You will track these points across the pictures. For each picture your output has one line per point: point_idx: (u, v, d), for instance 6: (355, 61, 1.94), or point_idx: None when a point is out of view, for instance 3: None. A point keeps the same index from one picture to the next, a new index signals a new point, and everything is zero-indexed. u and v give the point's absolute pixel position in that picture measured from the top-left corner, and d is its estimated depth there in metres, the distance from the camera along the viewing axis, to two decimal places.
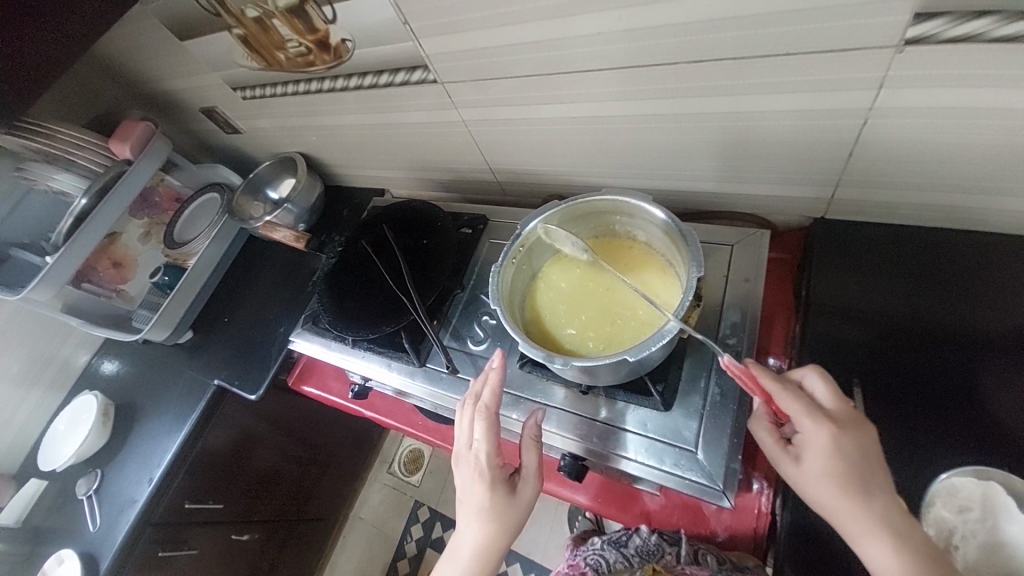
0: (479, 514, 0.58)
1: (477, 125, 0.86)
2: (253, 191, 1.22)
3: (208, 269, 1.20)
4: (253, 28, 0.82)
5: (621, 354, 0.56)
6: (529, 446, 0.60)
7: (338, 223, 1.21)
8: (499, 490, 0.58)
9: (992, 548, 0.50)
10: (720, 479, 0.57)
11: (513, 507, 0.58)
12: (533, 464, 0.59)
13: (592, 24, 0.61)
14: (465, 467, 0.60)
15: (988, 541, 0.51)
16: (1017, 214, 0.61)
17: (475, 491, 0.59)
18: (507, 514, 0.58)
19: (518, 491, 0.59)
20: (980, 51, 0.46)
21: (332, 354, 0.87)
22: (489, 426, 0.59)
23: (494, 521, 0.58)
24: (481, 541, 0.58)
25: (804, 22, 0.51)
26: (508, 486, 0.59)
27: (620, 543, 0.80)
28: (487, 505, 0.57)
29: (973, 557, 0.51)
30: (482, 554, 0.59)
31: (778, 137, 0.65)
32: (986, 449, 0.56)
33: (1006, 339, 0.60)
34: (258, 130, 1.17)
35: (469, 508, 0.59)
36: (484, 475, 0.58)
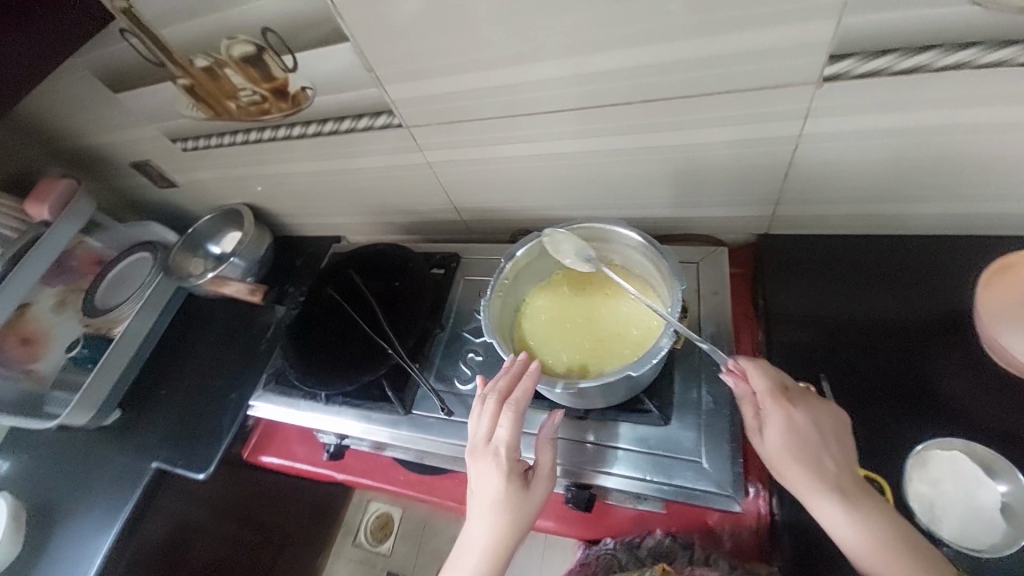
0: (492, 509, 0.54)
1: (442, 167, 0.88)
2: (193, 247, 1.13)
3: (139, 336, 1.06)
4: (201, 77, 0.79)
5: (624, 371, 0.57)
6: (547, 445, 0.58)
7: (290, 273, 1.14)
8: (517, 485, 0.55)
9: (973, 516, 0.54)
10: (728, 484, 0.58)
11: (528, 504, 0.55)
12: (550, 462, 0.58)
13: (554, 69, 0.66)
14: (482, 458, 0.56)
15: (968, 509, 0.55)
16: (925, 218, 0.71)
17: (489, 482, 0.55)
18: (521, 512, 0.55)
19: (533, 488, 0.56)
20: (886, 82, 0.55)
21: (301, 414, 0.81)
22: (516, 419, 0.56)
23: (507, 518, 0.54)
24: (491, 538, 0.54)
25: (739, 65, 0.59)
26: (523, 482, 0.56)
27: (633, 544, 0.74)
28: (503, 498, 0.54)
29: (958, 526, 0.54)
30: (492, 555, 0.54)
31: (724, 164, 0.73)
32: (949, 422, 0.62)
33: (937, 323, 0.69)
34: (198, 183, 1.10)
35: (481, 502, 0.55)
36: (504, 467, 0.55)
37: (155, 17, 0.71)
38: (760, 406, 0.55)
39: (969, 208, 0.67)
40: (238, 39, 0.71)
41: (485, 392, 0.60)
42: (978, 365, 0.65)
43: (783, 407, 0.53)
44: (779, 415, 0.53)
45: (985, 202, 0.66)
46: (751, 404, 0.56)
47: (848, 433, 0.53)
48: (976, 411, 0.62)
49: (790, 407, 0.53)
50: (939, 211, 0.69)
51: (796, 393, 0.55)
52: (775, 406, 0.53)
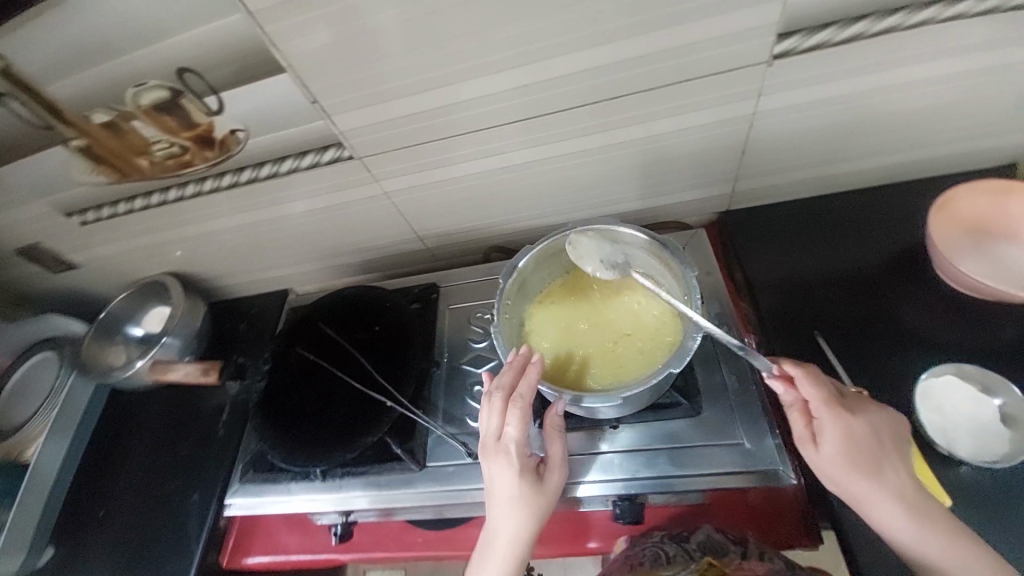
0: (510, 504, 0.55)
1: (402, 195, 0.82)
2: (109, 334, 0.97)
3: (61, 453, 0.90)
4: (102, 135, 0.69)
5: (665, 368, 0.56)
6: (553, 435, 0.59)
7: (233, 341, 0.99)
8: (531, 478, 0.56)
9: (981, 433, 0.59)
10: (778, 459, 0.58)
11: (544, 494, 0.56)
12: (560, 452, 0.58)
13: (517, 78, 0.64)
14: (494, 458, 0.56)
15: (975, 427, 0.59)
16: (860, 171, 0.79)
17: (505, 482, 0.55)
18: (538, 503, 0.56)
19: (545, 479, 0.57)
20: (832, 53, 0.61)
21: (297, 499, 0.70)
22: (524, 416, 0.55)
23: (524, 510, 0.55)
24: (513, 531, 0.55)
25: (692, 54, 0.62)
26: (536, 475, 0.57)
27: (680, 538, 0.68)
28: (519, 494, 0.55)
29: (972, 444, 0.58)
30: (516, 549, 0.55)
31: (686, 150, 0.75)
32: (935, 351, 0.68)
33: (896, 264, 0.75)
34: (104, 259, 0.94)
35: (498, 498, 0.56)
36: (516, 464, 0.55)
37: (43, 72, 0.64)
38: (816, 417, 0.53)
39: (893, 157, 0.77)
40: (147, 86, 0.63)
41: (490, 389, 0.57)
42: (942, 296, 0.72)
43: (842, 419, 0.52)
44: (839, 427, 0.51)
45: (900, 152, 0.76)
46: (803, 413, 0.54)
47: (900, 437, 0.53)
48: (949, 338, 0.69)
49: (849, 418, 0.52)
50: (870, 164, 0.78)
51: (849, 400, 0.54)
52: (834, 419, 0.52)
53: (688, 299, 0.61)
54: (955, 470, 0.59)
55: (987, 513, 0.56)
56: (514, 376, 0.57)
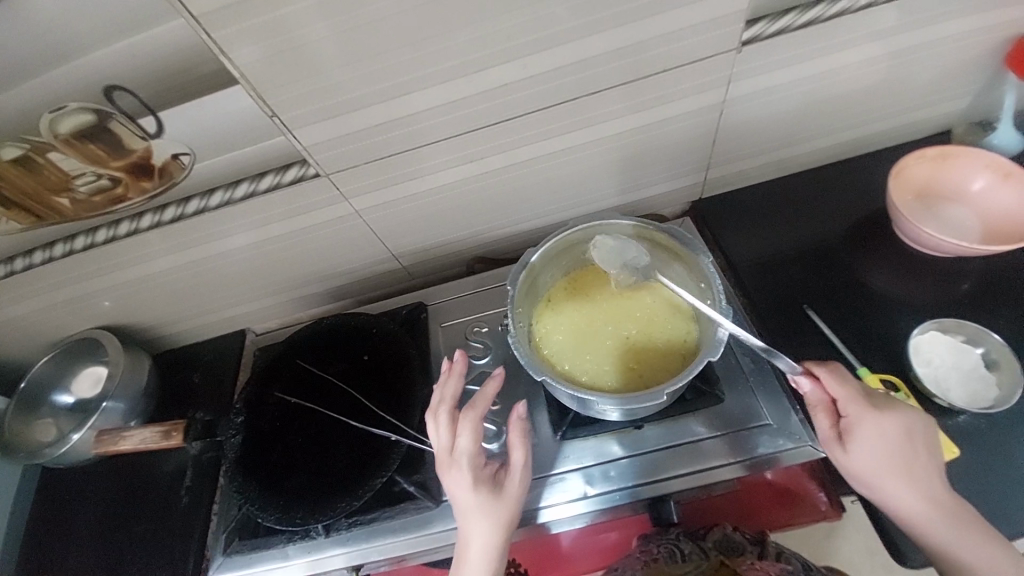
0: (472, 518, 0.54)
1: (374, 213, 0.75)
2: (34, 405, 0.83)
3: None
4: (11, 172, 0.58)
5: (702, 359, 0.54)
6: (517, 443, 0.57)
7: (188, 395, 0.87)
8: (488, 489, 0.55)
9: (967, 382, 0.64)
10: (804, 434, 0.59)
11: (503, 503, 0.55)
12: (521, 460, 0.56)
13: (498, 77, 0.61)
14: (449, 475, 0.55)
15: (961, 377, 0.64)
16: (817, 150, 0.83)
17: (459, 492, 0.55)
18: (497, 513, 0.55)
19: (503, 488, 0.56)
20: (792, 38, 0.64)
21: (296, 562, 0.62)
22: (468, 428, 0.55)
23: (487, 523, 0.54)
24: (481, 544, 0.54)
25: (669, 44, 0.62)
26: (493, 485, 0.56)
27: (695, 534, 0.69)
28: (473, 503, 0.54)
29: (962, 393, 0.64)
30: (486, 562, 0.54)
31: (662, 141, 0.75)
32: (915, 310, 0.72)
33: (864, 233, 0.80)
34: (17, 320, 0.80)
35: (459, 513, 0.55)
36: (472, 476, 0.55)
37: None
38: (844, 416, 0.54)
39: (846, 134, 0.81)
40: (68, 110, 0.54)
41: (436, 403, 0.58)
42: (908, 257, 0.77)
43: (872, 418, 0.53)
44: (869, 427, 0.52)
45: (852, 129, 0.80)
46: (828, 412, 0.55)
47: (932, 437, 0.53)
48: (921, 296, 0.73)
49: (877, 417, 0.53)
50: (826, 143, 0.82)
51: (880, 400, 0.54)
52: (864, 419, 0.53)
53: (705, 287, 0.62)
54: (955, 419, 0.63)
55: (974, 451, 0.61)
56: (451, 388, 0.58)
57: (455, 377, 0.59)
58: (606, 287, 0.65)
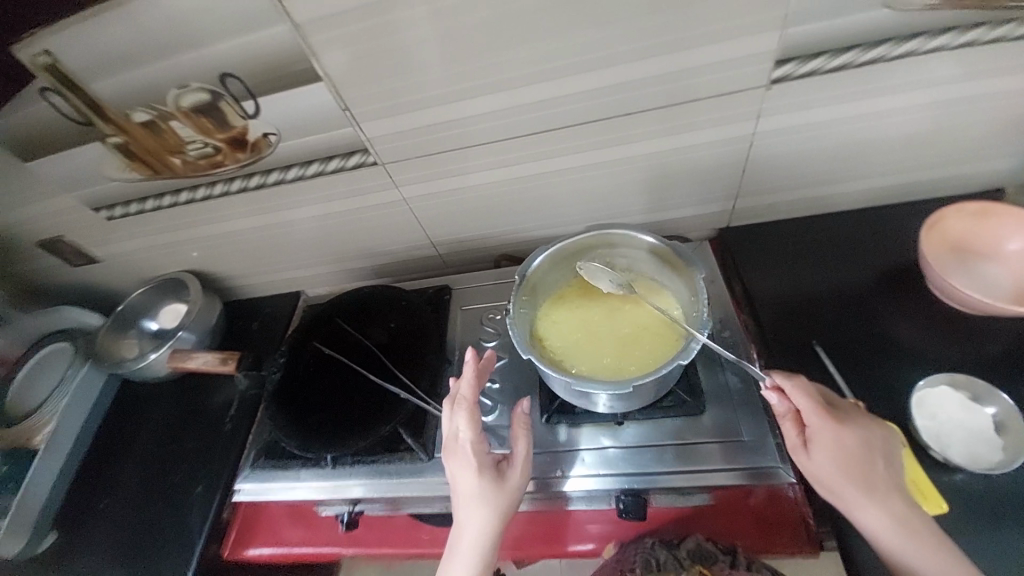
0: (472, 504, 0.58)
1: (419, 201, 0.85)
2: (123, 327, 1.00)
3: (69, 438, 0.91)
4: (140, 132, 0.72)
5: (674, 361, 0.58)
6: (521, 433, 0.62)
7: (245, 338, 1.01)
8: (491, 478, 0.59)
9: (971, 442, 0.63)
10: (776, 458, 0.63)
11: (502, 490, 0.59)
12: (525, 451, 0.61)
13: (537, 92, 0.69)
14: (454, 458, 0.60)
15: (965, 437, 0.63)
16: (852, 192, 0.84)
17: (463, 477, 0.59)
18: (497, 499, 0.58)
19: (506, 476, 0.60)
20: (823, 79, 0.66)
21: (303, 486, 0.72)
22: (472, 415, 0.61)
23: (485, 509, 0.58)
24: (477, 530, 0.57)
25: (702, 75, 0.66)
26: (495, 472, 0.60)
27: (670, 543, 0.72)
28: (476, 487, 0.58)
29: (963, 452, 0.62)
30: (477, 545, 0.57)
31: (691, 166, 0.79)
32: (929, 361, 0.71)
33: (890, 280, 0.79)
34: (124, 255, 0.98)
35: (460, 501, 0.59)
36: (476, 462, 0.59)
37: (80, 72, 0.66)
38: (806, 425, 0.56)
39: (884, 180, 0.81)
40: (190, 88, 0.67)
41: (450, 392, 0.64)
42: (933, 309, 0.75)
43: (831, 426, 0.54)
44: (828, 435, 0.54)
45: (892, 175, 0.80)
46: (794, 422, 0.58)
47: (891, 449, 0.55)
48: (943, 350, 0.72)
49: (838, 427, 0.54)
50: (862, 186, 0.82)
51: (847, 413, 0.56)
52: (824, 427, 0.55)
53: (695, 301, 0.65)
54: (952, 477, 0.62)
55: (966, 509, 0.60)
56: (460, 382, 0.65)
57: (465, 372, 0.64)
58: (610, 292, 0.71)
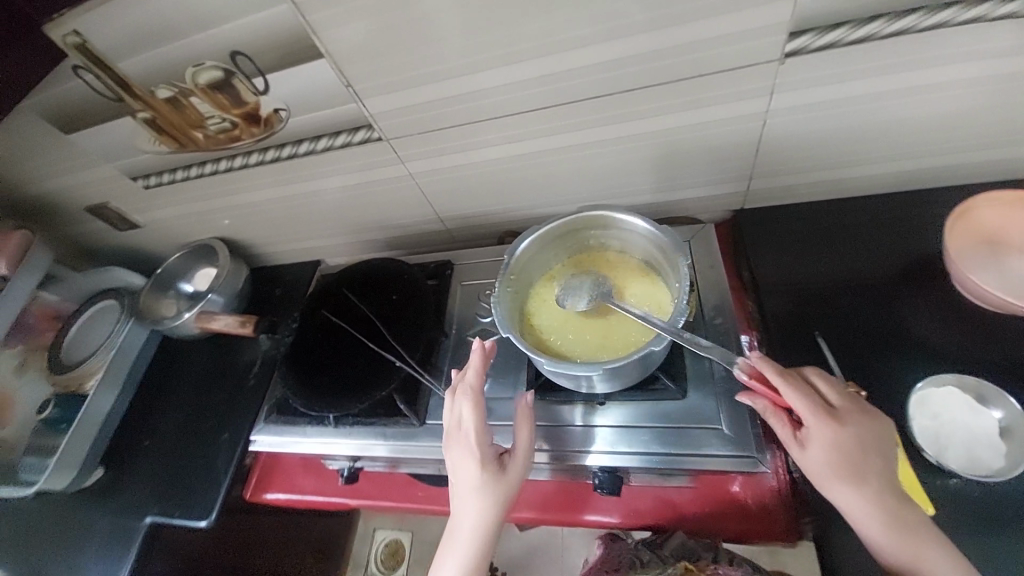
0: (472, 495, 0.59)
1: (425, 177, 0.87)
2: (164, 288, 1.09)
3: (115, 385, 1.01)
4: (165, 108, 0.77)
5: (646, 346, 0.59)
6: (523, 425, 0.62)
7: (268, 303, 1.09)
8: (492, 469, 0.60)
9: (973, 442, 0.60)
10: (753, 446, 0.63)
11: (503, 483, 0.60)
12: (526, 444, 0.61)
13: (534, 69, 0.67)
14: (457, 446, 0.62)
15: (967, 437, 0.61)
16: (878, 176, 0.78)
17: (466, 467, 0.61)
18: (497, 491, 0.59)
19: (507, 468, 0.61)
20: (844, 53, 0.61)
21: (309, 441, 0.79)
22: (476, 406, 0.63)
23: (485, 500, 0.59)
24: (476, 519, 0.59)
25: (709, 49, 0.62)
26: (497, 464, 0.61)
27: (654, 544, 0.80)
28: (477, 478, 0.59)
29: (960, 454, 0.60)
30: (475, 534, 0.59)
31: (699, 145, 0.76)
32: (940, 358, 0.67)
33: (909, 272, 0.75)
34: (161, 222, 1.06)
35: (461, 490, 0.60)
36: (478, 452, 0.60)
37: (105, 50, 0.70)
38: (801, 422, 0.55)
39: (916, 163, 0.75)
40: (205, 67, 0.70)
41: (457, 381, 0.66)
42: (953, 305, 0.71)
43: (826, 426, 0.53)
44: (823, 434, 0.53)
45: (927, 158, 0.74)
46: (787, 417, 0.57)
47: (886, 445, 0.54)
48: (959, 349, 0.67)
49: (834, 427, 0.53)
50: (890, 169, 0.77)
51: (841, 408, 0.55)
52: (819, 426, 0.53)
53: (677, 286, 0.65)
54: (945, 480, 0.60)
55: (956, 514, 0.58)
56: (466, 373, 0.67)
57: (471, 363, 0.66)
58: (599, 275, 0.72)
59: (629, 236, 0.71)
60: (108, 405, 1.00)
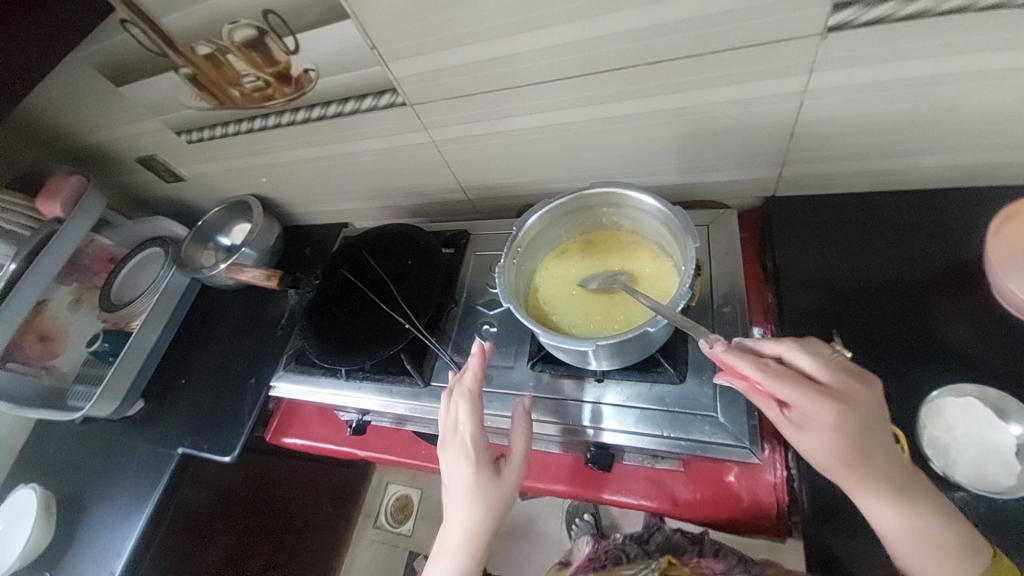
0: (467, 499, 0.61)
1: (448, 145, 0.87)
2: (205, 239, 1.16)
3: (157, 326, 1.10)
4: (204, 65, 0.80)
5: (642, 327, 0.59)
6: (520, 433, 0.64)
7: (296, 260, 1.14)
8: (488, 475, 0.61)
9: (987, 455, 0.58)
10: (746, 437, 0.63)
11: (498, 488, 0.61)
12: (522, 451, 0.63)
13: (556, 36, 0.65)
14: (453, 451, 0.62)
15: (981, 451, 0.59)
16: (926, 169, 0.72)
17: (461, 471, 0.61)
18: (491, 496, 0.61)
19: (502, 473, 0.62)
20: (895, 29, 0.56)
21: (322, 392, 0.84)
22: (475, 410, 0.63)
23: (479, 505, 0.60)
24: (469, 522, 0.60)
25: (745, 20, 0.59)
26: (493, 469, 0.62)
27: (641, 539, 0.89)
28: (472, 484, 0.60)
29: (971, 467, 0.58)
30: (469, 535, 0.61)
31: (729, 125, 0.73)
32: (964, 367, 0.64)
33: (944, 275, 0.70)
34: (203, 177, 1.12)
35: (456, 494, 0.62)
36: (474, 457, 0.61)
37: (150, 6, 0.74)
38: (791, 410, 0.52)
39: (972, 156, 0.69)
40: (240, 24, 0.72)
41: (455, 384, 0.66)
42: (985, 314, 0.67)
43: (818, 415, 0.50)
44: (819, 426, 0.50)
45: (986, 151, 0.67)
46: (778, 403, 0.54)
47: (881, 419, 0.51)
48: (987, 360, 0.64)
49: (827, 417, 0.49)
50: (942, 162, 0.71)
51: (834, 388, 0.50)
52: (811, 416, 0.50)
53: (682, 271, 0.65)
54: (952, 493, 0.58)
55: None
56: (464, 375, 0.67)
57: (470, 365, 0.66)
58: (608, 256, 0.73)
59: (640, 217, 0.70)
60: (149, 345, 1.09)
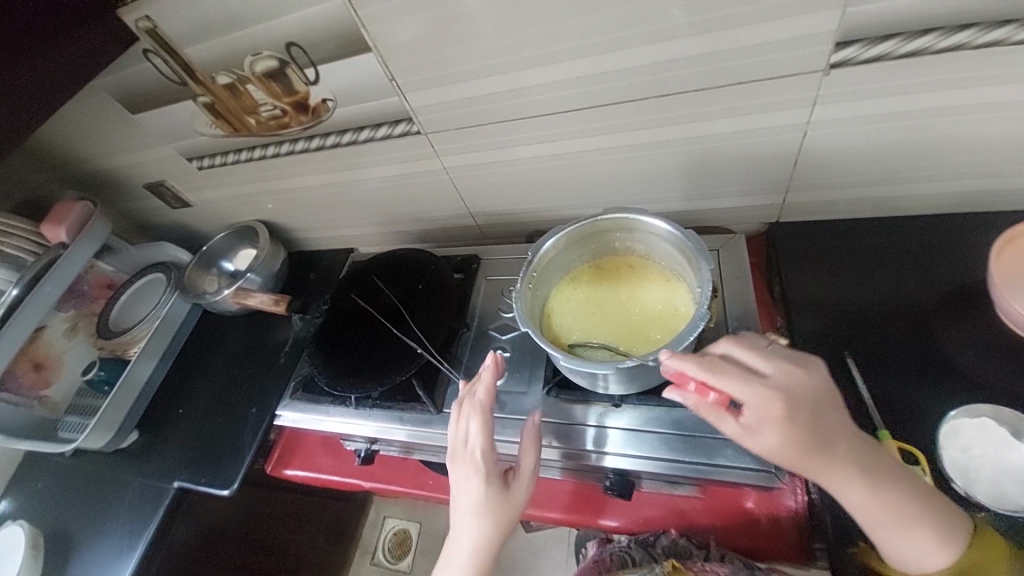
0: (475, 514, 0.59)
1: (459, 172, 0.89)
2: (207, 265, 1.15)
3: (156, 354, 1.08)
4: (223, 94, 0.82)
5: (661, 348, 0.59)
6: (529, 447, 0.63)
7: (302, 286, 1.14)
8: (499, 489, 0.59)
9: (1005, 476, 0.59)
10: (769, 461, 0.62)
11: (506, 503, 0.60)
12: (531, 466, 0.62)
13: (570, 70, 0.68)
14: (461, 464, 0.61)
15: (999, 471, 0.59)
16: (923, 197, 0.75)
17: (470, 485, 0.60)
18: (500, 511, 0.59)
19: (511, 488, 0.60)
20: (893, 65, 0.59)
21: (330, 420, 0.82)
22: (486, 424, 0.62)
23: (487, 520, 0.59)
24: (477, 539, 0.59)
25: (751, 56, 0.62)
26: (502, 482, 0.61)
27: (645, 541, 0.75)
28: (482, 498, 0.59)
29: (991, 487, 0.58)
30: (475, 553, 0.59)
31: (735, 154, 0.75)
32: (975, 389, 0.65)
33: (947, 298, 0.72)
34: (210, 202, 1.12)
35: (463, 510, 0.60)
36: (483, 470, 0.60)
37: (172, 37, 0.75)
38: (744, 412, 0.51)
39: (968, 183, 0.72)
40: (262, 56, 0.74)
41: (465, 394, 0.65)
42: (990, 336, 0.68)
43: (770, 406, 0.49)
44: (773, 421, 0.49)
45: (979, 179, 0.71)
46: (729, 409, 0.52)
47: (827, 400, 0.51)
48: (996, 381, 0.65)
49: (780, 408, 0.49)
50: (939, 189, 0.73)
51: (775, 376, 0.51)
52: (765, 410, 0.49)
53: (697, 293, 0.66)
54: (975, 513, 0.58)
55: None
56: (474, 387, 0.66)
57: (481, 378, 0.65)
58: (620, 280, 0.74)
59: (653, 241, 0.71)
60: (147, 373, 1.06)
